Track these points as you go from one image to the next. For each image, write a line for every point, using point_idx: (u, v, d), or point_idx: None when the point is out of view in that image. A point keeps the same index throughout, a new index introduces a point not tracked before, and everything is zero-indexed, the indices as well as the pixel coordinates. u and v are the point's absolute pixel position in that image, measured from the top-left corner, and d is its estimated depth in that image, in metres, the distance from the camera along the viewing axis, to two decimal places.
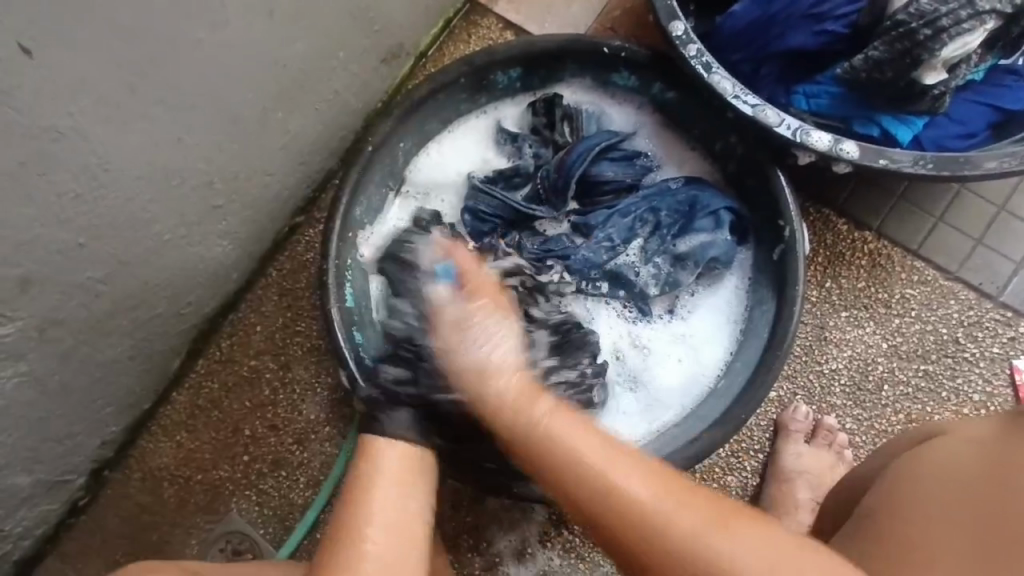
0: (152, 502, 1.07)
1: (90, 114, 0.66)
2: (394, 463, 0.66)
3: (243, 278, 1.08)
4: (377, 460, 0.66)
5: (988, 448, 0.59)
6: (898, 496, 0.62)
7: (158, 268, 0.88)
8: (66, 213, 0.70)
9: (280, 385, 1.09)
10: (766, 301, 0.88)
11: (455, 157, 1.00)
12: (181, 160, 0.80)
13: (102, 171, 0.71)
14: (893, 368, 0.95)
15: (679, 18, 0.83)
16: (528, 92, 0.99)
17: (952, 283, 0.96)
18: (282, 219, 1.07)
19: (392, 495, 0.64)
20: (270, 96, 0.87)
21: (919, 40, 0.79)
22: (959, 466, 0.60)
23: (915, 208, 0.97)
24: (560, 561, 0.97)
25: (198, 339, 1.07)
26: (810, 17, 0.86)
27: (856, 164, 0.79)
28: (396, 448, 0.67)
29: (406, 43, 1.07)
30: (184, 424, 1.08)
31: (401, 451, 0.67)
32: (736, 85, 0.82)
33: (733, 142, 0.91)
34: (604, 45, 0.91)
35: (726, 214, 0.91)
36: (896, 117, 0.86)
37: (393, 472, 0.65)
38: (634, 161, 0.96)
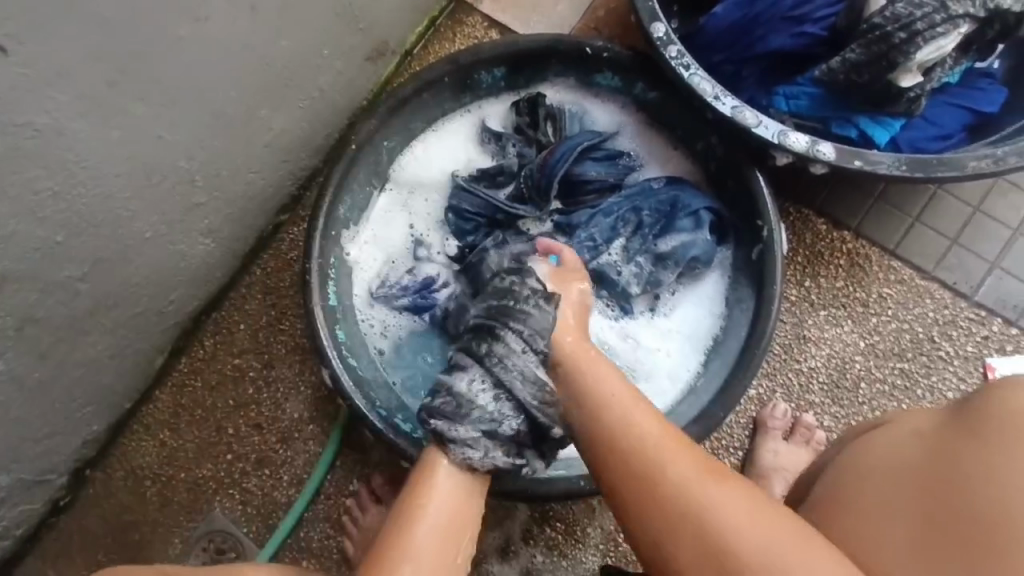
0: (133, 501, 1.06)
1: (69, 111, 0.66)
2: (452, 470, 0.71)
3: (227, 275, 1.07)
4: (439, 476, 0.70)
5: (929, 442, 0.60)
6: (850, 498, 0.62)
7: (139, 266, 0.87)
8: (44, 210, 0.70)
9: (263, 383, 1.08)
10: (745, 299, 0.89)
11: (440, 155, 1.00)
12: (161, 157, 0.80)
13: (80, 168, 0.71)
14: (870, 366, 0.97)
15: (660, 19, 0.84)
16: (512, 91, 0.99)
17: (928, 283, 0.98)
18: (266, 217, 1.07)
19: (443, 524, 0.67)
20: (253, 93, 0.87)
21: (894, 42, 0.80)
22: (906, 462, 0.60)
23: (893, 208, 0.99)
24: (543, 559, 0.98)
25: (181, 337, 1.07)
26: (789, 19, 0.87)
27: (834, 165, 0.80)
28: (452, 486, 0.70)
29: (391, 41, 1.07)
30: (167, 423, 1.08)
31: (458, 491, 0.70)
32: (716, 87, 0.82)
33: (714, 142, 0.92)
34: (587, 45, 0.92)
35: (706, 214, 0.91)
36: (873, 119, 0.87)
37: (449, 497, 0.69)
38: (617, 161, 0.96)
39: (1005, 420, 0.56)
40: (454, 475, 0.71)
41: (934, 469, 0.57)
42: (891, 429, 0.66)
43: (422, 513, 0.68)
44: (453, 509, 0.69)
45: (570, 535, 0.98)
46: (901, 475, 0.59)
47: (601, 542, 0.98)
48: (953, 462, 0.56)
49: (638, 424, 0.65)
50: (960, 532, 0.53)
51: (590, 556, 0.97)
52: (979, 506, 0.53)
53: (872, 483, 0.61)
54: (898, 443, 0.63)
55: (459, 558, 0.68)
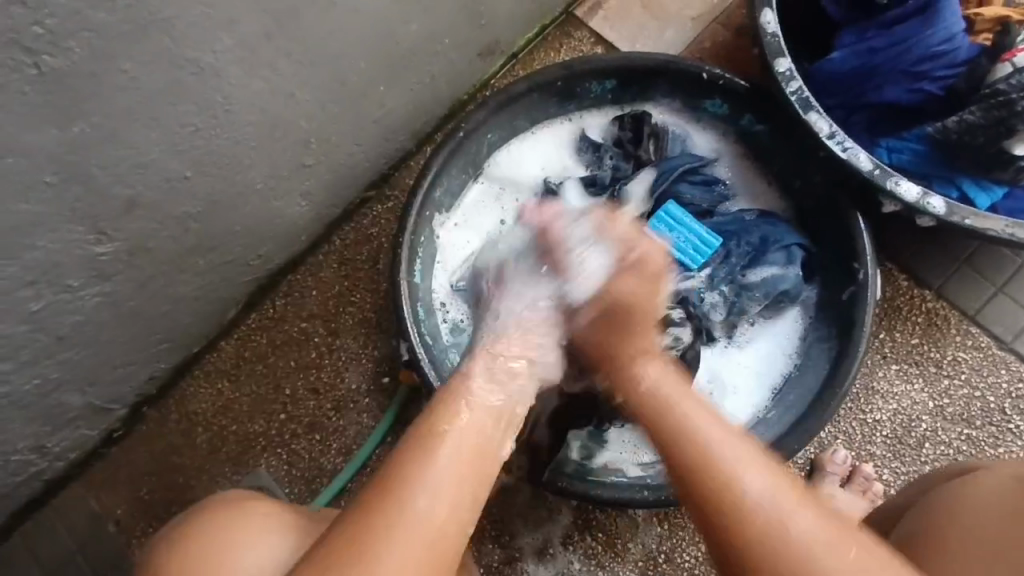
0: (183, 446, 1.08)
1: (230, 56, 0.69)
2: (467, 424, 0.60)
3: (309, 240, 1.10)
4: (454, 424, 0.60)
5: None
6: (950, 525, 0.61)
7: (243, 215, 0.90)
8: (183, 144, 0.73)
9: (327, 350, 1.10)
10: (827, 339, 0.90)
11: (535, 156, 1.03)
12: (288, 115, 0.83)
13: (222, 110, 0.74)
14: (937, 428, 0.96)
15: (785, 55, 0.86)
16: (617, 105, 1.02)
17: (1004, 354, 0.97)
18: (355, 190, 1.09)
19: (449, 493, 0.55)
20: (377, 69, 0.90)
21: (1016, 110, 0.81)
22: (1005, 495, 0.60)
23: (977, 274, 0.99)
24: (580, 566, 0.97)
25: (255, 293, 1.09)
26: (908, 74, 0.88)
27: (941, 220, 0.81)
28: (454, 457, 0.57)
29: (502, 41, 1.10)
30: (227, 374, 1.10)
31: (465, 457, 0.58)
32: (832, 127, 0.84)
33: (816, 181, 0.92)
34: (704, 71, 0.94)
35: (797, 250, 0.92)
36: (977, 183, 0.87)
37: (459, 453, 0.58)
38: (713, 187, 0.98)
39: None
40: (464, 436, 0.59)
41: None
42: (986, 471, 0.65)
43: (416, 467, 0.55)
44: (408, 529, 0.52)
45: (610, 547, 0.97)
46: (995, 525, 0.58)
47: (641, 559, 0.97)
48: None
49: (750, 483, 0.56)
50: None
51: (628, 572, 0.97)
52: None
53: (963, 535, 0.59)
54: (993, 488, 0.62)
55: (463, 527, 0.55)
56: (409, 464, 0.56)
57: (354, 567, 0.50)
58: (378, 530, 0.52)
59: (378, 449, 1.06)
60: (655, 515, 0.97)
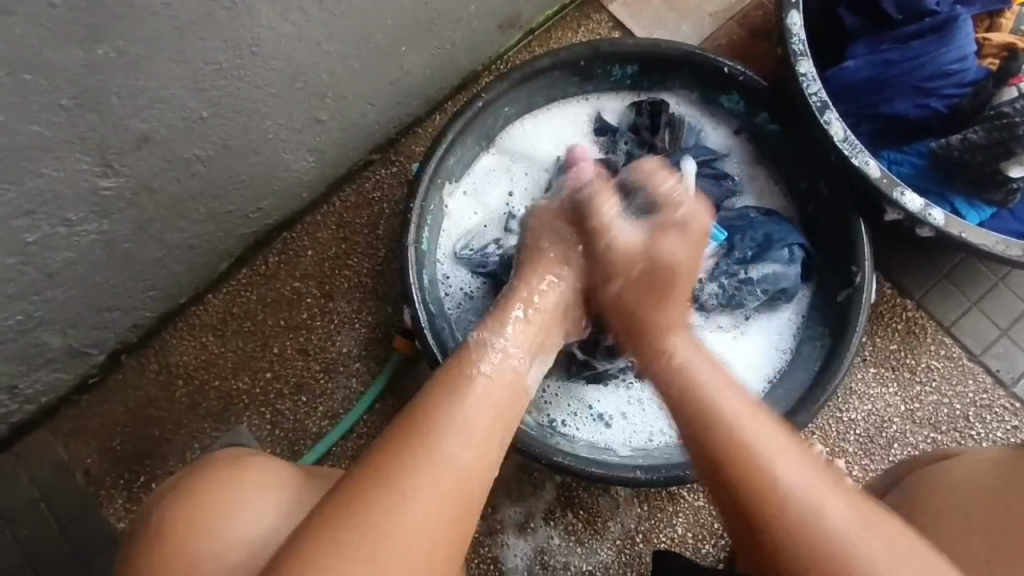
0: (161, 398, 1.05)
1: None
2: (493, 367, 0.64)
3: (309, 198, 1.08)
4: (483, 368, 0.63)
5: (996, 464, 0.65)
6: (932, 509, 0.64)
7: (250, 164, 0.87)
8: (204, 82, 0.70)
9: (319, 311, 1.08)
10: (817, 338, 0.93)
11: (549, 134, 1.02)
12: (310, 65, 0.80)
13: (248, 51, 0.71)
14: (906, 430, 1.01)
15: (807, 57, 0.88)
16: (633, 92, 1.02)
17: (973, 365, 1.03)
18: (362, 151, 1.07)
19: (471, 441, 0.56)
20: (403, 28, 0.88)
21: (1017, 133, 0.86)
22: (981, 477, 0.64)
23: (955, 288, 1.04)
24: (559, 541, 0.99)
25: (249, 247, 1.06)
26: (918, 90, 0.92)
27: (940, 231, 0.85)
28: (482, 404, 0.60)
29: (524, 15, 1.09)
30: (213, 328, 1.06)
31: (491, 402, 0.60)
32: (846, 131, 0.86)
33: (822, 186, 0.95)
34: (724, 66, 0.95)
35: (799, 250, 0.95)
36: (968, 201, 0.92)
37: (482, 408, 0.60)
38: (722, 181, 1.00)
39: None
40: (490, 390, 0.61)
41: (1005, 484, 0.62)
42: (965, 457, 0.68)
43: (446, 414, 0.57)
44: (432, 471, 0.53)
45: (590, 524, 1.00)
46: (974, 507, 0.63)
47: (619, 538, 0.99)
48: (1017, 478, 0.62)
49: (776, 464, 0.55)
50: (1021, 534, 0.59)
51: (605, 549, 0.99)
52: None
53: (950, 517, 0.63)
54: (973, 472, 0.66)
55: (486, 476, 0.56)
56: (422, 417, 0.57)
57: (380, 502, 0.50)
58: (406, 470, 0.52)
59: (363, 417, 1.04)
60: (636, 497, 1.00)
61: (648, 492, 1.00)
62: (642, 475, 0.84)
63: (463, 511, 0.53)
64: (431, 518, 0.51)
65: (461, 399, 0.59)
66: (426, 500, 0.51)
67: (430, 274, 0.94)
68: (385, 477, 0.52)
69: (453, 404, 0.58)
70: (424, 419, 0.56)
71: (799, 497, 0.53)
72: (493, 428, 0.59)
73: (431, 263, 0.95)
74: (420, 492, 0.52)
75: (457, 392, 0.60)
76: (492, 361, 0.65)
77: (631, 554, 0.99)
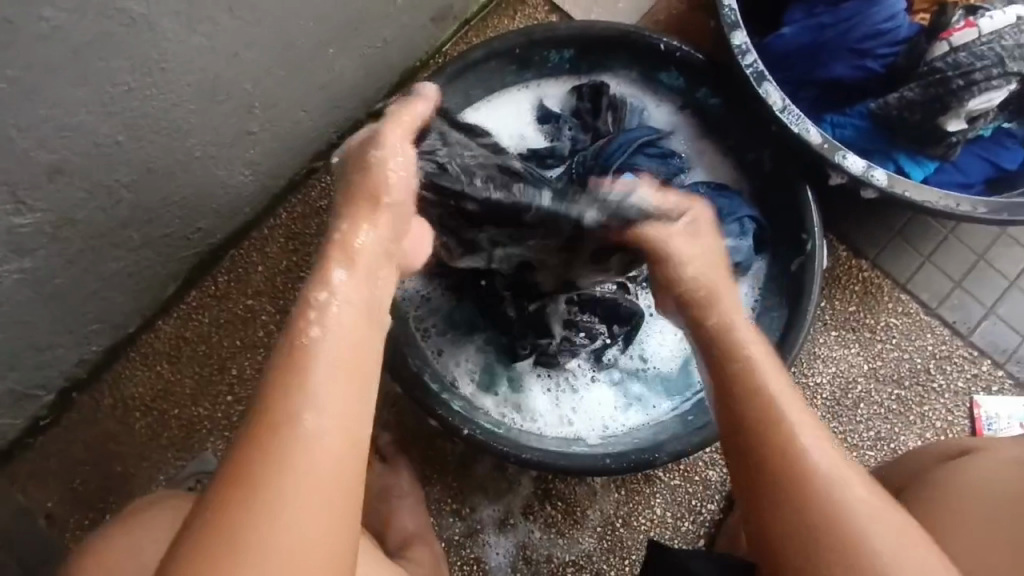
0: (119, 432, 1.01)
1: (168, 7, 0.64)
2: (333, 334, 0.51)
3: (253, 213, 1.04)
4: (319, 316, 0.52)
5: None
6: (947, 502, 0.66)
7: (182, 185, 0.84)
8: (114, 105, 0.67)
9: (275, 327, 1.05)
10: (776, 308, 0.94)
11: (492, 127, 1.00)
12: (231, 78, 0.77)
13: (159, 68, 0.68)
14: (870, 389, 1.03)
15: (740, 27, 0.87)
16: (573, 76, 1.01)
17: (930, 318, 1.04)
18: (302, 160, 1.04)
19: (329, 400, 0.48)
20: (326, 29, 0.85)
21: (951, 88, 0.85)
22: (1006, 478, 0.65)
23: (907, 244, 1.05)
24: (540, 535, 0.99)
25: (195, 269, 1.03)
26: (853, 51, 0.92)
27: (883, 191, 0.85)
28: (329, 345, 0.50)
29: (456, 6, 1.06)
30: (167, 356, 1.03)
31: (340, 342, 0.51)
32: (785, 100, 0.86)
33: (766, 156, 0.95)
34: (660, 43, 0.94)
35: (750, 222, 0.95)
36: (912, 157, 0.92)
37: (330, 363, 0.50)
38: (670, 159, 0.99)
39: None
40: (331, 350, 0.50)
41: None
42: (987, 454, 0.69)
43: (293, 381, 0.48)
44: (298, 452, 0.46)
45: (569, 515, 0.99)
46: (991, 501, 0.64)
47: (599, 525, 0.99)
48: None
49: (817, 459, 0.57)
50: None
51: (586, 538, 0.99)
52: None
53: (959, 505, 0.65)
54: (997, 473, 0.66)
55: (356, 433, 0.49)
56: (263, 408, 0.47)
57: (249, 503, 0.44)
58: (264, 455, 0.45)
59: None
60: (613, 482, 1.00)
61: (624, 477, 1.00)
62: (613, 462, 0.84)
63: (349, 484, 0.47)
64: (305, 502, 0.45)
65: (309, 356, 0.50)
66: (300, 478, 0.45)
67: None
68: (249, 471, 0.45)
69: (293, 377, 0.48)
70: (274, 396, 0.47)
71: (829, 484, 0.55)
72: (350, 379, 0.50)
73: None
74: (286, 473, 0.45)
75: (300, 353, 0.50)
76: (331, 305, 0.53)
77: (612, 539, 0.99)
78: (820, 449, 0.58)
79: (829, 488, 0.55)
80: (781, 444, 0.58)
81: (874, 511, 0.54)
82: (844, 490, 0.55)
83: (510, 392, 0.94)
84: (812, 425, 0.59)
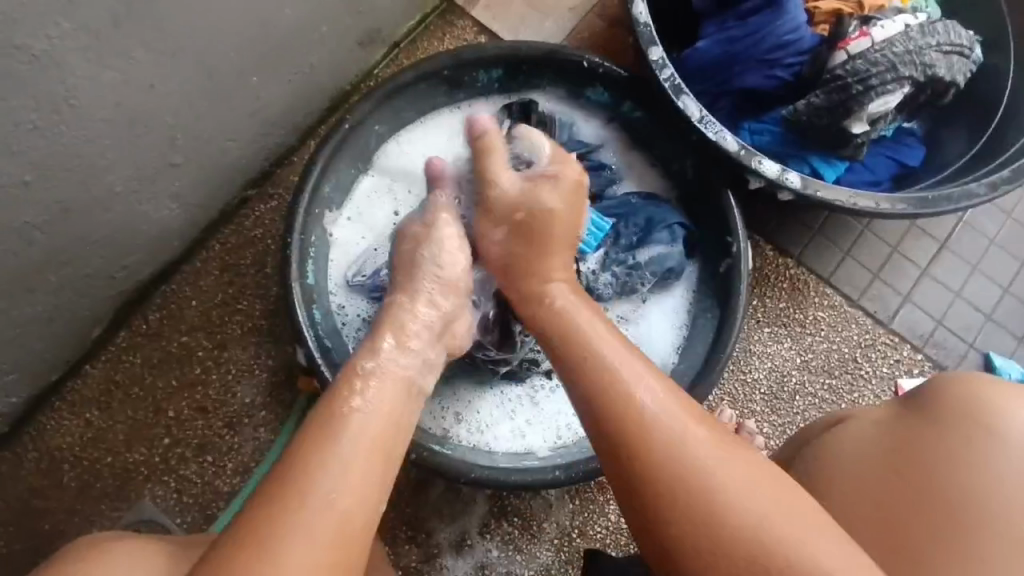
0: (47, 487, 0.95)
1: (72, 41, 0.62)
2: (365, 415, 0.57)
3: (183, 246, 1.01)
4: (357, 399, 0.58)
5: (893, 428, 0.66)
6: (835, 484, 0.65)
7: (101, 223, 0.81)
8: (20, 144, 0.65)
9: (213, 364, 1.01)
10: (710, 310, 0.97)
11: (425, 148, 1.01)
12: (147, 111, 0.76)
13: (67, 104, 0.66)
14: (805, 381, 1.07)
15: (657, 44, 0.91)
16: (504, 95, 1.02)
17: (854, 310, 1.10)
18: (233, 190, 1.01)
19: (349, 480, 0.52)
20: (248, 58, 0.84)
21: (853, 93, 0.91)
22: (873, 449, 0.65)
23: (828, 240, 1.11)
24: (498, 553, 0.98)
25: (123, 309, 0.98)
26: (763, 62, 0.97)
27: (798, 193, 0.90)
28: (365, 429, 0.56)
29: (384, 30, 1.07)
30: (97, 402, 0.98)
31: (371, 431, 0.56)
32: (702, 112, 0.90)
33: (689, 164, 0.99)
34: (585, 60, 0.97)
35: (680, 229, 0.99)
36: (825, 160, 0.98)
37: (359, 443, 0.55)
38: (601, 172, 1.03)
39: (968, 405, 0.63)
40: (364, 435, 0.56)
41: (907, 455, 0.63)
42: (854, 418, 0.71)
43: (321, 454, 0.53)
44: (310, 521, 0.49)
45: (526, 530, 0.99)
46: (873, 473, 0.64)
47: (557, 537, 0.99)
48: (915, 455, 0.63)
49: (700, 463, 0.56)
50: (940, 520, 0.59)
51: (544, 551, 0.99)
52: (944, 482, 0.60)
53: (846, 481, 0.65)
54: (869, 441, 0.66)
55: (369, 515, 0.53)
56: (289, 473, 0.52)
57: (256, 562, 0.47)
58: (280, 522, 0.49)
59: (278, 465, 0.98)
60: (567, 494, 1.00)
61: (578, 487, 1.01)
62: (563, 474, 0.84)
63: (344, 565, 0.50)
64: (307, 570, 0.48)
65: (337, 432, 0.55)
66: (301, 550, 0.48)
67: (323, 308, 0.91)
68: (261, 534, 0.48)
69: (324, 449, 0.53)
70: (297, 465, 0.52)
71: (710, 497, 0.54)
72: (374, 465, 0.55)
73: (322, 296, 0.91)
74: (293, 543, 0.48)
75: (331, 426, 0.55)
76: (365, 393, 0.59)
77: (570, 550, 0.99)
78: (716, 463, 0.56)
79: (738, 528, 0.53)
80: (643, 458, 0.57)
81: (798, 520, 0.53)
82: (747, 502, 0.54)
83: (457, 411, 0.94)
84: (706, 444, 0.57)
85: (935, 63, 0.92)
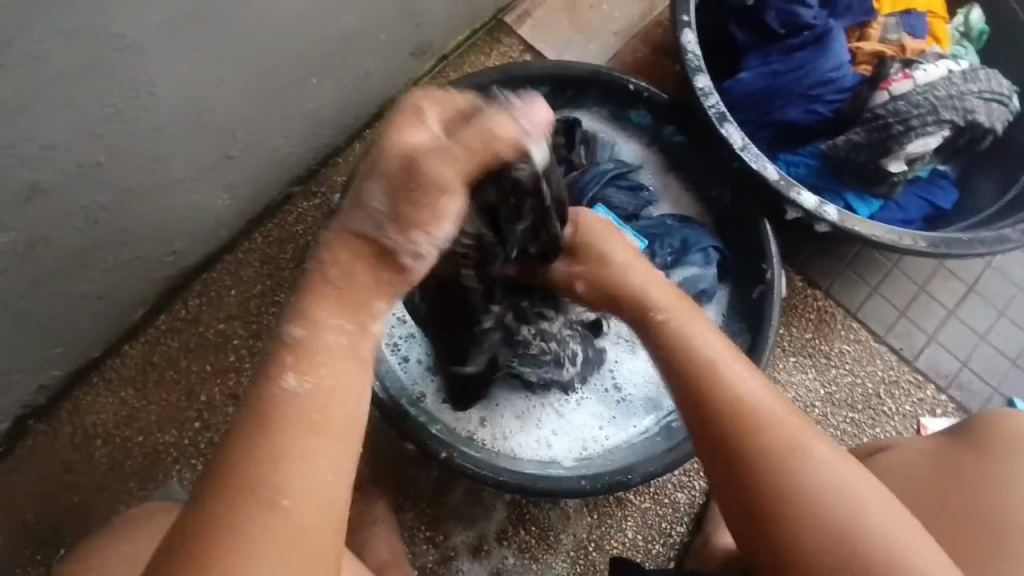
0: (78, 461, 0.98)
1: (159, 34, 0.66)
2: (314, 388, 0.46)
3: (227, 237, 1.04)
4: (304, 369, 0.47)
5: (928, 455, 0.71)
6: None
7: (159, 209, 0.84)
8: (99, 127, 0.69)
9: (247, 352, 1.03)
10: (739, 335, 0.98)
11: None
12: (215, 104, 0.79)
13: (146, 92, 0.70)
14: (827, 412, 1.08)
15: (703, 72, 0.94)
16: (549, 112, 1.05)
17: (879, 345, 1.11)
18: (280, 186, 1.05)
19: (307, 480, 0.44)
20: (310, 61, 0.88)
21: (893, 132, 0.94)
22: (917, 474, 0.70)
23: (856, 275, 1.13)
24: (514, 561, 0.99)
25: (166, 292, 1.01)
26: (805, 96, 1.00)
27: (835, 226, 0.92)
28: (319, 410, 0.46)
29: (435, 42, 1.11)
30: (133, 381, 1.01)
31: (322, 411, 0.46)
32: (744, 140, 0.92)
33: (727, 192, 1.02)
34: (631, 83, 1.00)
35: (714, 252, 1.01)
36: (860, 196, 1.00)
37: (311, 432, 0.45)
38: (639, 193, 1.04)
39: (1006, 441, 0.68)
40: (314, 420, 0.45)
41: (947, 479, 0.68)
42: (898, 446, 0.75)
43: (263, 455, 0.44)
44: (270, 535, 0.42)
45: (543, 540, 1.00)
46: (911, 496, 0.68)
47: (572, 549, 1.00)
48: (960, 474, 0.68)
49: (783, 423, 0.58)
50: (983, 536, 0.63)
51: (560, 562, 0.99)
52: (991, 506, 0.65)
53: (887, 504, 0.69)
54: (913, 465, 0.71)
55: (340, 508, 0.45)
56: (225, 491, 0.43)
57: None
58: (232, 541, 0.42)
59: None
60: (586, 507, 1.01)
61: (596, 501, 1.02)
62: (588, 484, 0.85)
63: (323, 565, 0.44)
64: None
65: (290, 421, 0.45)
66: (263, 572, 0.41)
67: None
68: (209, 562, 0.41)
69: (267, 452, 0.44)
70: (242, 476, 0.43)
71: (805, 468, 0.56)
72: (335, 448, 0.46)
73: None
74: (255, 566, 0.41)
75: (272, 417, 0.45)
76: (320, 350, 0.48)
77: (585, 564, 1.00)
78: (801, 431, 0.59)
79: (819, 488, 0.56)
80: (739, 417, 0.59)
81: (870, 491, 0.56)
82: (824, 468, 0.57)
83: (484, 414, 0.96)
84: (787, 412, 0.59)
85: (976, 109, 0.94)
